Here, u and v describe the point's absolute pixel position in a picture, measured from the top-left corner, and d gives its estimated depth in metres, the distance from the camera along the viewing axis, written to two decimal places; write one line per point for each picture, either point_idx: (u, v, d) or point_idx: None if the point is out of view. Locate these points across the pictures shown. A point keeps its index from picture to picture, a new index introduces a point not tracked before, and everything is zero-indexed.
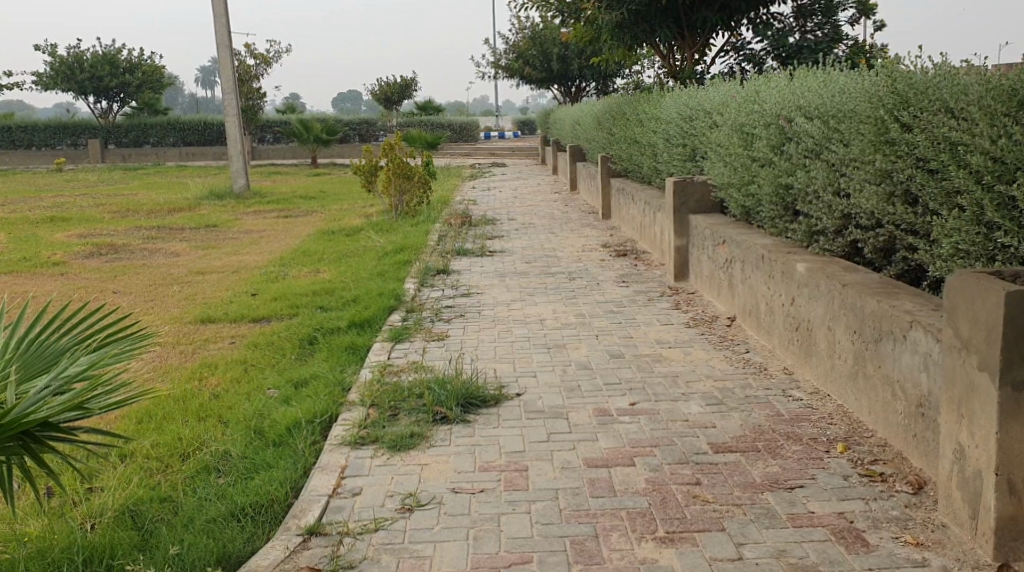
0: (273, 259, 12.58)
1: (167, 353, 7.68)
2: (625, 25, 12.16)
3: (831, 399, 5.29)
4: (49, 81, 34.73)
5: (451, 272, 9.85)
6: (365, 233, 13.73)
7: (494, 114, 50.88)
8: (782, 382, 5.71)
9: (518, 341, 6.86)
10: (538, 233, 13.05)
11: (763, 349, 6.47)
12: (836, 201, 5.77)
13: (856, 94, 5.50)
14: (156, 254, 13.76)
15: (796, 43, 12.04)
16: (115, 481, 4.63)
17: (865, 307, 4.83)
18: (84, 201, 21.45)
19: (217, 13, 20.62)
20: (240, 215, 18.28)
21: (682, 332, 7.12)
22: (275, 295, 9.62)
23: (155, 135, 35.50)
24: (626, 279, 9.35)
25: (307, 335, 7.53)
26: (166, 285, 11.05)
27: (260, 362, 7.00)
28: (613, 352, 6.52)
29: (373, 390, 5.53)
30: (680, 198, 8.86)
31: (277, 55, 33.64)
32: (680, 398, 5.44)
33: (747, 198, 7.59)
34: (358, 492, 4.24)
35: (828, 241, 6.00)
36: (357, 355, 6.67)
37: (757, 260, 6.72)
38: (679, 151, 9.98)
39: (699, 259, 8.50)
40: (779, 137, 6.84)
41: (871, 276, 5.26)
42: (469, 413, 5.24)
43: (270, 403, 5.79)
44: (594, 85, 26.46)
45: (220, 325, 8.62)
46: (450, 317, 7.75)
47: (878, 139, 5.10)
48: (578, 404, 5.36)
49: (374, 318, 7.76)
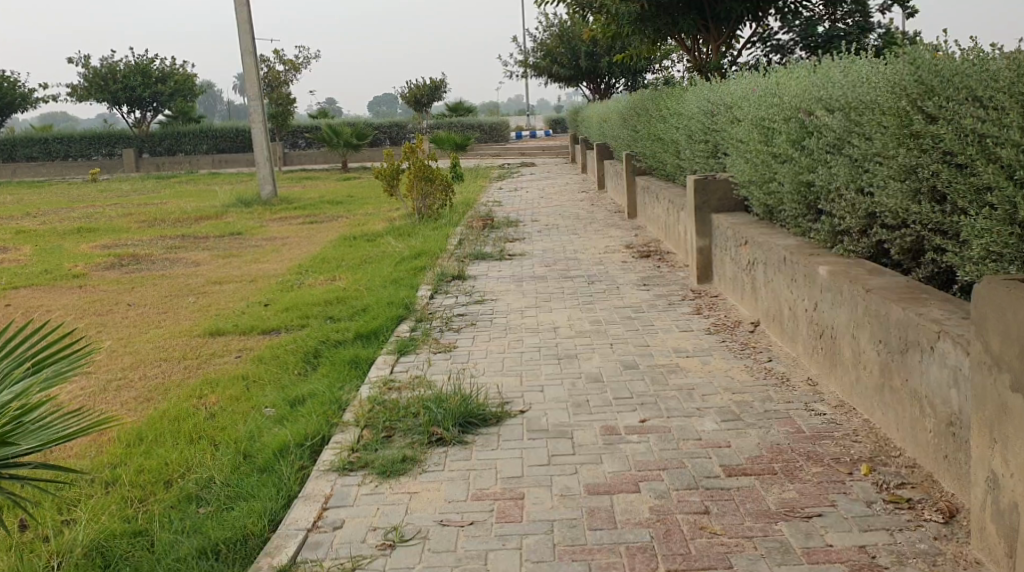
0: (292, 267, 12.34)
1: (171, 368, 7.43)
2: (646, 17, 11.79)
3: (858, 414, 4.90)
4: (83, 92, 34.90)
5: (468, 278, 9.55)
6: (386, 238, 13.47)
7: (526, 113, 50.48)
8: (805, 395, 5.33)
9: (528, 352, 6.54)
10: (562, 234, 12.71)
11: (787, 358, 6.09)
12: (859, 200, 5.39)
13: (878, 84, 5.13)
14: (176, 264, 13.58)
15: (826, 31, 11.59)
16: (89, 513, 4.35)
17: (890, 315, 4.46)
18: (113, 211, 21.41)
19: (241, 19, 20.47)
20: (266, 222, 18.10)
21: (702, 339, 6.76)
22: (288, 305, 9.36)
23: (188, 144, 35.56)
24: (648, 282, 8.99)
25: (312, 349, 7.24)
26: (181, 296, 10.84)
27: (261, 378, 6.73)
28: (627, 362, 6.18)
29: (368, 410, 5.24)
30: (701, 197, 8.51)
31: (306, 61, 33.53)
32: (694, 414, 5.09)
33: (769, 197, 7.22)
34: (339, 525, 3.95)
35: (852, 242, 5.62)
36: (360, 370, 6.39)
37: (778, 262, 6.36)
38: (702, 147, 9.60)
39: (722, 260, 8.12)
40: (800, 132, 6.46)
41: (897, 280, 4.89)
42: (468, 433, 4.93)
43: (265, 423, 5.52)
44: (623, 82, 26.03)
45: (229, 337, 8.37)
46: (461, 326, 7.44)
47: (902, 132, 4.73)
48: (584, 422, 5.03)
49: (380, 329, 7.48)
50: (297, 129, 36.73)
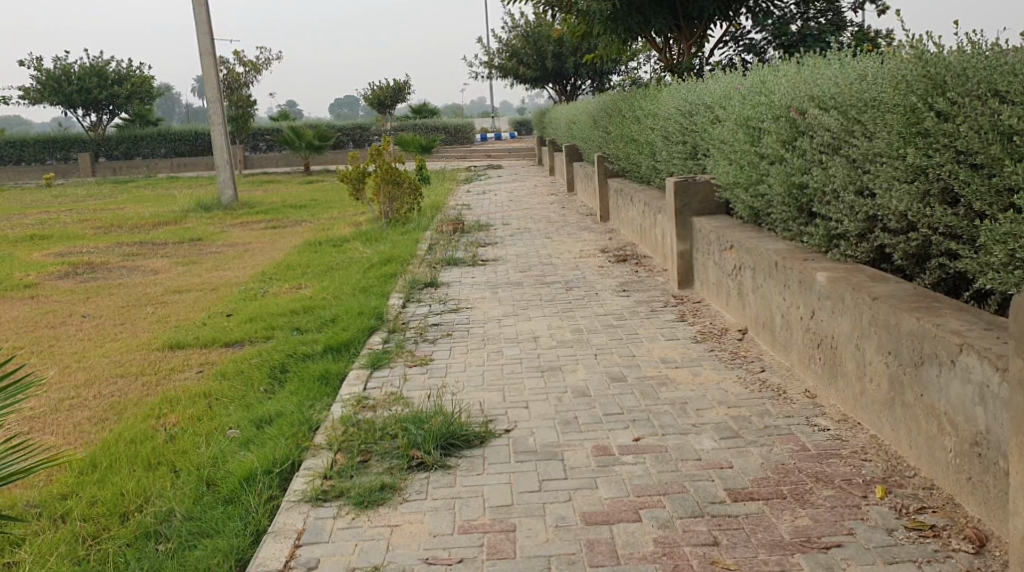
0: (256, 274, 11.94)
1: (127, 387, 7.04)
2: (618, 17, 11.49)
3: (863, 428, 4.63)
4: (36, 95, 34.12)
5: (440, 285, 9.21)
6: (353, 243, 13.09)
7: (490, 114, 50.14)
8: (804, 408, 5.05)
9: (509, 364, 6.22)
10: (534, 238, 12.40)
11: (781, 368, 5.81)
12: (858, 202, 5.13)
13: (880, 80, 4.89)
14: (133, 272, 13.13)
15: (798, 31, 11.35)
16: (36, 554, 3.99)
17: (901, 325, 4.19)
18: (68, 217, 20.80)
19: (199, 19, 19.98)
20: (227, 227, 17.62)
21: (689, 347, 6.46)
22: (251, 315, 8.96)
23: (145, 147, 34.86)
24: (627, 287, 8.69)
25: (279, 363, 6.88)
26: (139, 307, 10.40)
27: (224, 396, 6.36)
28: (615, 374, 5.87)
29: (342, 432, 4.90)
30: (682, 199, 8.21)
31: (266, 62, 32.99)
32: (690, 431, 4.79)
33: (755, 199, 6.95)
34: (315, 566, 3.67)
35: (849, 246, 5.37)
36: (330, 387, 6.02)
37: (769, 267, 6.08)
38: (680, 148, 9.33)
39: (705, 265, 7.84)
40: (790, 131, 6.19)
41: (903, 287, 4.63)
42: (451, 456, 4.60)
43: (228, 448, 5.15)
44: (590, 83, 25.77)
45: (189, 351, 7.98)
46: (436, 337, 7.11)
47: (909, 130, 4.46)
48: (575, 442, 4.71)
49: (351, 341, 7.11)
50: (258, 133, 36.15)
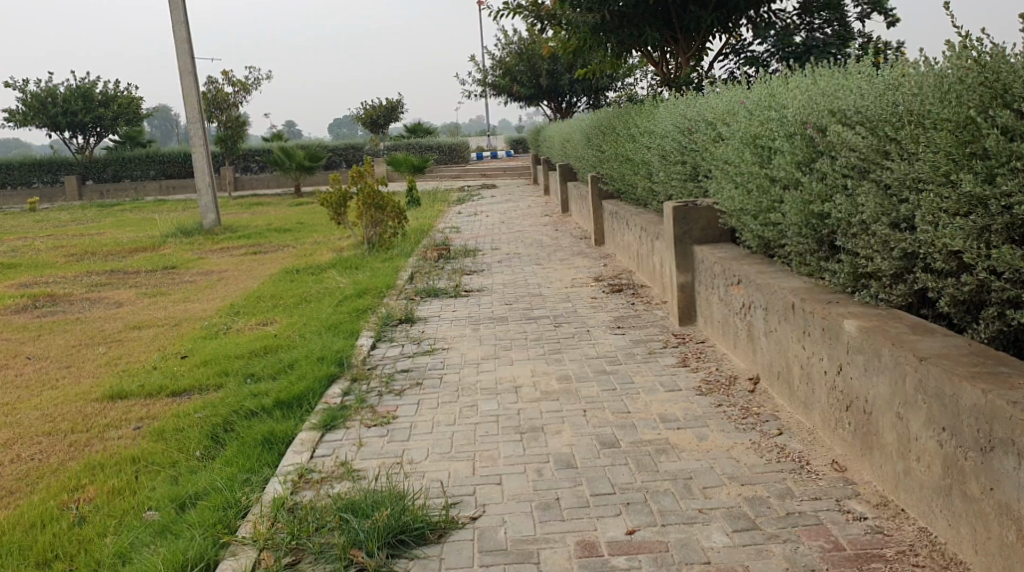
0: (224, 307, 11.07)
1: (53, 447, 6.16)
2: (609, 28, 10.67)
3: (908, 517, 3.82)
4: (21, 118, 33.30)
5: (417, 320, 8.35)
6: (331, 272, 12.20)
7: (487, 132, 49.16)
8: (833, 484, 4.20)
9: (484, 424, 5.34)
10: (524, 265, 11.52)
11: (800, 428, 4.96)
12: (893, 235, 4.29)
13: (919, 90, 4.17)
14: (97, 305, 12.26)
15: (803, 41, 10.49)
16: None
17: (960, 400, 3.45)
18: (43, 244, 19.90)
19: (179, 38, 19.18)
20: (205, 253, 16.73)
21: (694, 401, 5.58)
22: (207, 357, 8.10)
23: (134, 169, 33.97)
24: (622, 323, 7.82)
25: (222, 420, 6.01)
26: (92, 346, 9.52)
27: (153, 461, 5.50)
28: (606, 438, 4.98)
29: (269, 522, 4.06)
30: (682, 226, 7.35)
31: (255, 82, 32.16)
32: (696, 519, 3.94)
33: (764, 228, 6.09)
34: None
35: (882, 287, 4.51)
36: (273, 454, 5.16)
37: (783, 309, 5.22)
38: (677, 168, 8.46)
39: (708, 300, 7.00)
40: (806, 150, 5.34)
41: (955, 343, 3.80)
42: (400, 558, 3.80)
43: (137, 541, 4.30)
44: (586, 100, 24.88)
45: (131, 401, 7.09)
46: (403, 387, 6.23)
47: (962, 151, 3.79)
48: (554, 537, 3.87)
49: (306, 394, 6.24)
50: (249, 153, 35.28)
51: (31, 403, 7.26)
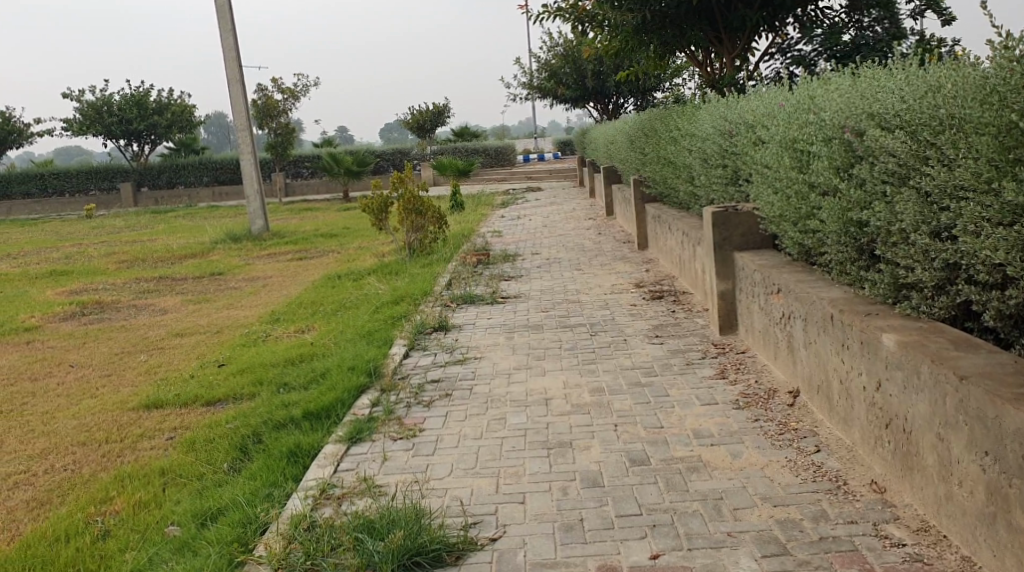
0: (265, 314, 11.05)
1: (84, 457, 6.14)
2: (651, 29, 10.47)
3: (950, 544, 3.64)
4: (77, 126, 33.78)
5: (453, 328, 8.24)
6: (372, 278, 12.14)
7: (535, 134, 48.99)
8: (870, 506, 4.02)
9: (511, 438, 5.21)
10: (565, 270, 11.36)
11: (838, 444, 4.77)
12: (935, 244, 4.10)
13: (958, 92, 3.99)
14: (142, 312, 12.31)
15: (851, 40, 10.20)
16: None
17: (1004, 424, 3.28)
18: (95, 251, 20.10)
19: (226, 44, 19.28)
20: (251, 259, 16.77)
21: (730, 415, 5.40)
22: (242, 365, 8.06)
23: (186, 175, 34.27)
24: (660, 332, 7.64)
25: (251, 430, 5.95)
26: (133, 354, 9.53)
27: (180, 473, 5.46)
28: (636, 455, 4.82)
29: (286, 540, 3.99)
30: (721, 232, 7.16)
31: (304, 87, 32.32)
32: (724, 543, 3.79)
33: (805, 234, 5.90)
34: None
35: (923, 299, 4.32)
36: (297, 468, 5.08)
37: (821, 320, 5.03)
38: (717, 172, 8.26)
39: (748, 308, 6.80)
40: (844, 155, 5.16)
41: (999, 360, 3.61)
42: None
43: (156, 558, 4.26)
44: (632, 101, 24.62)
45: (165, 410, 7.07)
46: (433, 398, 6.12)
47: (1005, 156, 3.63)
48: (575, 561, 3.77)
49: (335, 405, 6.15)
50: (299, 158, 35.48)
51: (68, 412, 7.27)
